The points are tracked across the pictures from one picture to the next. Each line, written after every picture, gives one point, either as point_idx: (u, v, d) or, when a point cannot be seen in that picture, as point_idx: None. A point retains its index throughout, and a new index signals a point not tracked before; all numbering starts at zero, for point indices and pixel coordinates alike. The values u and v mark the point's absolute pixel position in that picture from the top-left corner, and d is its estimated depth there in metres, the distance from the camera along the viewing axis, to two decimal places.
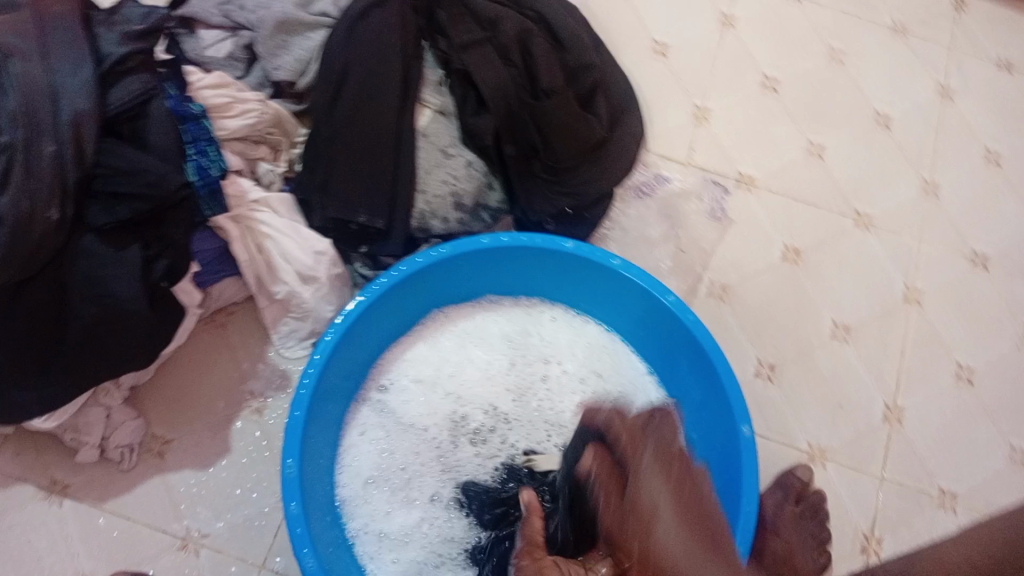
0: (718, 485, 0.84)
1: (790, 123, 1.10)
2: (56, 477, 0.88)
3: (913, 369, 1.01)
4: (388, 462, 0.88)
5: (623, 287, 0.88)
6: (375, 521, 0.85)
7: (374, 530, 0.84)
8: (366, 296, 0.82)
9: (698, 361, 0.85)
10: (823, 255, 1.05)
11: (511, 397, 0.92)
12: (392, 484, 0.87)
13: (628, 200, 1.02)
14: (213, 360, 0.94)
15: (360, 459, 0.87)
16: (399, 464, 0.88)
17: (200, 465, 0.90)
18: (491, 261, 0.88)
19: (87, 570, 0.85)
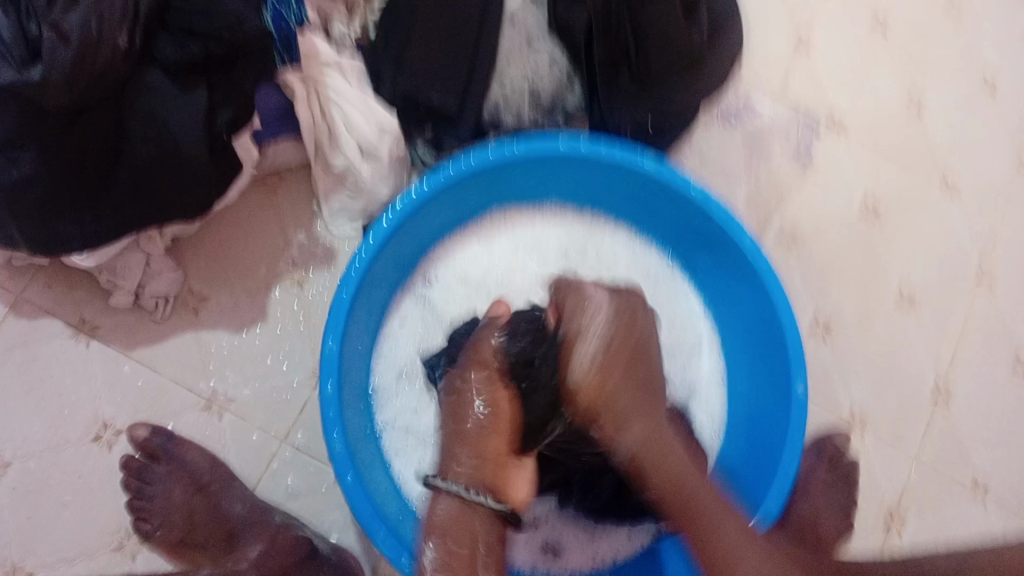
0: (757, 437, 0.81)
1: (894, 72, 1.02)
2: (86, 316, 0.86)
3: (971, 353, 0.98)
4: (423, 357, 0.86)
5: (697, 218, 0.82)
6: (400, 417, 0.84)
7: (399, 424, 0.84)
8: (429, 185, 0.77)
9: (764, 311, 0.80)
10: (902, 218, 0.99)
11: None
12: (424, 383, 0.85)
13: (713, 126, 0.96)
14: (259, 223, 0.90)
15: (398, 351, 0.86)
16: None
17: (235, 327, 0.88)
18: (562, 169, 0.83)
19: (107, 415, 0.84)
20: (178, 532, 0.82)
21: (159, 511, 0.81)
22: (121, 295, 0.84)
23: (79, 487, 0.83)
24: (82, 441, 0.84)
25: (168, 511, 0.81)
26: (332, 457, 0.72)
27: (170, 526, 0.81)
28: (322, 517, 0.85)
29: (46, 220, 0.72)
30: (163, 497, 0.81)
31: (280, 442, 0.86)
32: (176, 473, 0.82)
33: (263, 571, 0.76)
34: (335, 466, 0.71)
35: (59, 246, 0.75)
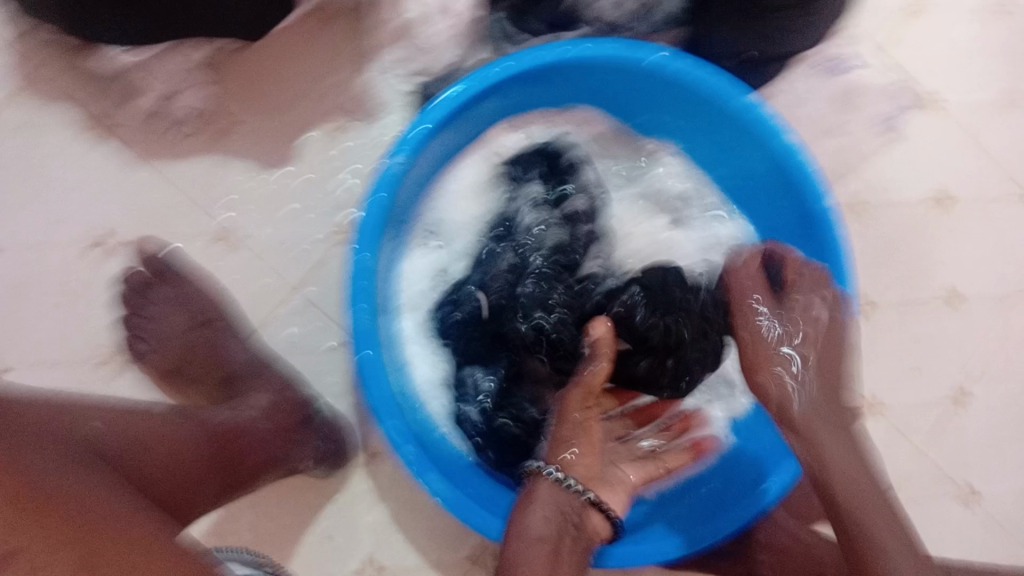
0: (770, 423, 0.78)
1: (1008, 58, 0.95)
2: (109, 112, 0.79)
3: (999, 362, 0.94)
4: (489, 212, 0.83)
5: (779, 174, 0.75)
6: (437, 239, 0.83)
7: (428, 235, 0.82)
8: (516, 62, 0.70)
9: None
10: (974, 213, 0.94)
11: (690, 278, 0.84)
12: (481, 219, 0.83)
13: (810, 71, 0.90)
14: (313, 55, 0.82)
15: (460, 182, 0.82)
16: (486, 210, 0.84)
17: (262, 160, 0.81)
18: (656, 81, 0.75)
19: (113, 222, 0.79)
20: (173, 360, 0.76)
21: (158, 335, 0.76)
22: (149, 95, 0.77)
23: (72, 290, 0.78)
24: (81, 244, 0.79)
25: (166, 337, 0.76)
26: (352, 327, 0.67)
27: (167, 352, 0.76)
28: (318, 379, 0.81)
29: (88, 1, 0.64)
30: (162, 323, 0.76)
31: (290, 293, 0.80)
32: (178, 300, 0.76)
33: (273, 421, 0.72)
34: (354, 338, 0.67)
35: (85, 32, 0.69)
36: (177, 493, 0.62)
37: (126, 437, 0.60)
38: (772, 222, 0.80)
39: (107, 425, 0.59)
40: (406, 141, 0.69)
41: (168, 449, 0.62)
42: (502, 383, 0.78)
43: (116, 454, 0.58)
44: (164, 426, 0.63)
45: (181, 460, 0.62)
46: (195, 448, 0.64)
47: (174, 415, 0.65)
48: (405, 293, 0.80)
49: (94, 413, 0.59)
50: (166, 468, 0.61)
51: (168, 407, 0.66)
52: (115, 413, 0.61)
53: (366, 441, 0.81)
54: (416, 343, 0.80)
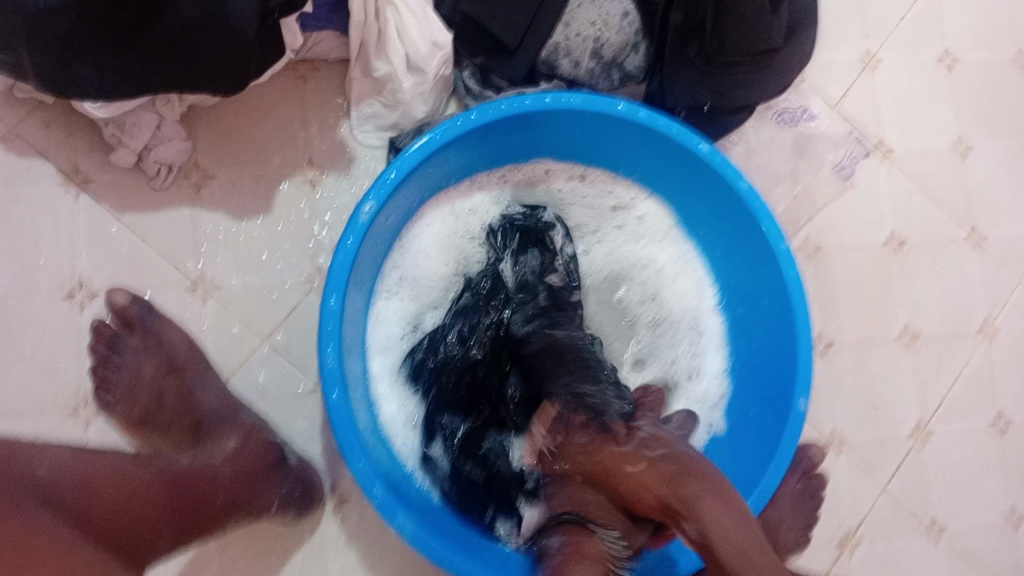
0: (733, 455, 0.81)
1: (951, 109, 1.00)
2: (82, 164, 0.81)
3: (956, 398, 0.96)
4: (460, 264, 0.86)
5: (737, 214, 0.78)
6: (412, 290, 0.84)
7: (403, 291, 0.83)
8: (478, 114, 0.73)
9: (780, 344, 0.77)
10: (924, 255, 0.98)
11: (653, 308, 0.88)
12: (459, 270, 0.85)
13: (765, 120, 0.95)
14: (282, 111, 0.85)
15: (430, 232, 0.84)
16: (457, 256, 0.86)
17: (233, 213, 0.83)
18: (616, 129, 0.78)
19: (83, 274, 0.80)
20: (140, 411, 0.76)
21: (124, 384, 0.76)
22: (126, 150, 0.78)
23: (41, 338, 0.79)
24: (52, 296, 0.79)
25: (133, 386, 0.76)
26: (321, 370, 0.68)
27: (133, 403, 0.76)
28: (289, 424, 0.82)
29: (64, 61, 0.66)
30: (132, 371, 0.76)
31: (260, 339, 0.82)
32: (151, 348, 0.77)
33: (235, 467, 0.72)
34: (322, 381, 0.68)
35: (74, 92, 0.69)
36: (135, 533, 0.61)
37: (78, 477, 0.59)
38: (727, 259, 0.84)
39: (53, 472, 0.58)
40: (376, 188, 0.71)
41: (122, 483, 0.62)
42: (469, 433, 0.80)
43: (63, 497, 0.58)
44: (120, 466, 0.63)
45: (140, 497, 0.62)
46: (155, 486, 0.64)
47: (130, 459, 0.65)
48: (378, 338, 0.81)
49: (40, 458, 0.59)
50: (116, 510, 0.60)
51: (125, 453, 0.66)
52: (72, 453, 0.61)
53: (336, 486, 0.81)
54: (389, 388, 0.81)
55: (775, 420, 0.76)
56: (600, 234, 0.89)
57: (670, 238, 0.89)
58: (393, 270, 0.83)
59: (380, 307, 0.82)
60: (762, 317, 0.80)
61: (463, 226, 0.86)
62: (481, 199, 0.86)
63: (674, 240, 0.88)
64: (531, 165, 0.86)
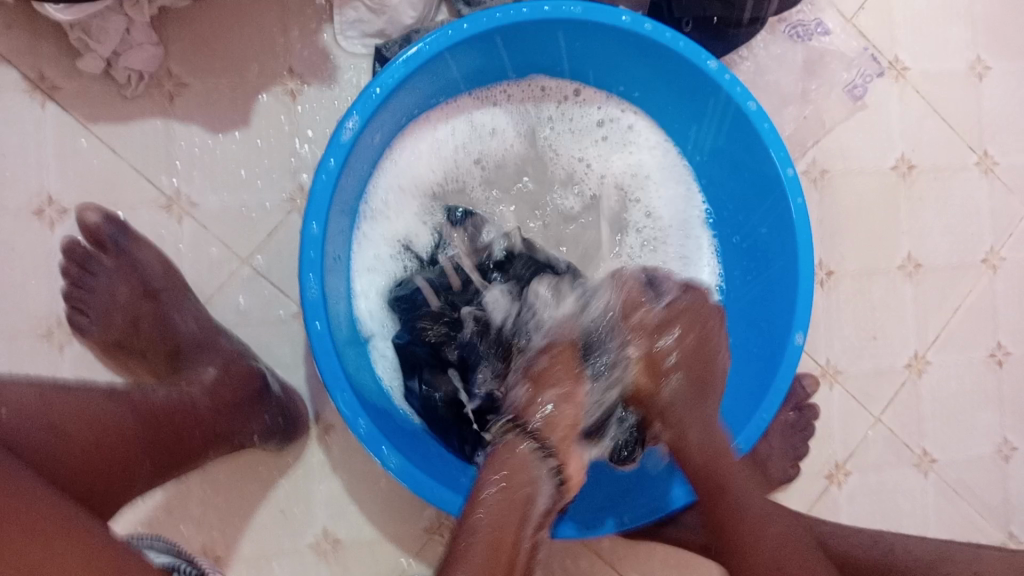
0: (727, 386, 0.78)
1: (972, 27, 0.94)
2: (47, 73, 0.75)
3: (955, 330, 0.94)
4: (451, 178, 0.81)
5: (742, 139, 0.74)
6: (401, 209, 0.80)
7: (387, 212, 0.79)
8: (469, 25, 0.68)
9: (783, 278, 0.74)
10: (931, 181, 0.94)
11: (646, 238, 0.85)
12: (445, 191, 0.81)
13: (777, 35, 0.89)
14: (261, 17, 0.79)
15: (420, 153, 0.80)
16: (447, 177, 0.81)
17: (211, 128, 0.78)
18: (617, 43, 0.73)
19: (52, 190, 0.76)
20: (117, 335, 0.74)
21: (97, 307, 0.74)
22: (93, 57, 0.73)
23: (13, 259, 0.75)
24: (21, 213, 0.75)
25: (108, 310, 0.74)
26: (302, 297, 0.65)
27: (109, 326, 0.74)
28: (270, 347, 0.79)
29: None
30: (106, 294, 0.74)
31: (240, 262, 0.78)
32: (124, 270, 0.74)
33: (215, 398, 0.70)
34: (303, 308, 0.65)
35: None
36: (110, 474, 0.60)
37: (47, 417, 0.58)
38: (727, 187, 0.80)
39: (19, 416, 0.56)
40: (360, 103, 0.66)
41: (98, 422, 0.60)
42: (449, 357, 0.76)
43: (29, 441, 0.56)
44: (95, 405, 0.61)
45: (115, 435, 0.61)
46: (128, 425, 0.62)
47: (103, 394, 0.62)
48: (365, 260, 0.78)
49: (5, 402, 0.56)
50: (85, 458, 0.59)
51: (97, 387, 0.63)
52: (38, 392, 0.59)
53: (320, 414, 0.79)
54: (372, 311, 0.78)
55: (771, 359, 0.73)
56: (583, 156, 0.84)
57: (670, 167, 0.84)
58: (378, 191, 0.78)
59: (365, 230, 0.77)
60: (762, 248, 0.77)
61: (455, 146, 0.81)
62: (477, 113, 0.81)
63: (671, 169, 0.84)
64: (527, 81, 0.81)
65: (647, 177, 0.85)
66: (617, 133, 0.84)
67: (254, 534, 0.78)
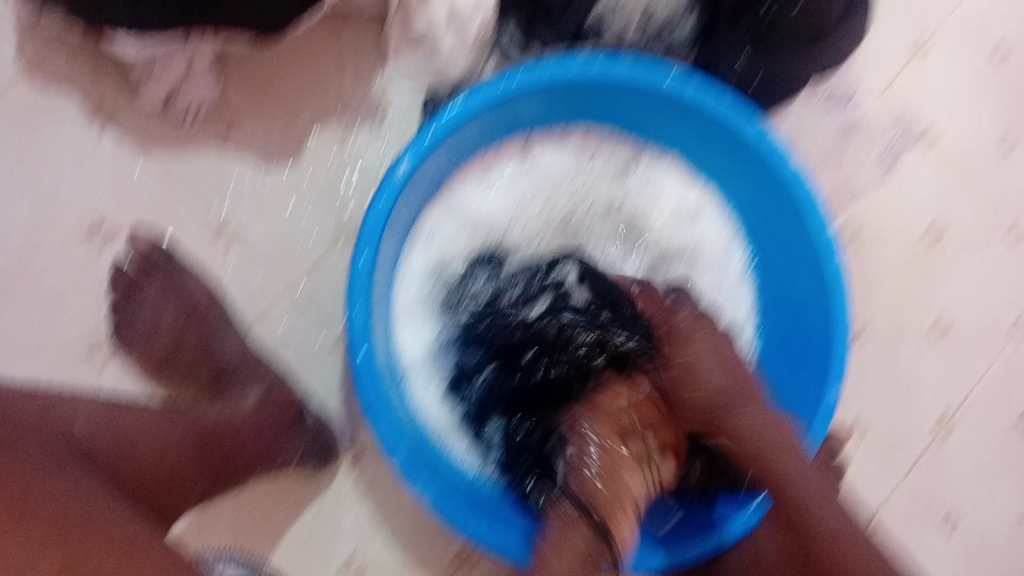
0: None
1: (1002, 98, 0.96)
2: (107, 101, 0.78)
3: (981, 397, 0.95)
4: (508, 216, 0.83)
5: (780, 198, 0.75)
6: (454, 245, 0.81)
7: (429, 249, 0.81)
8: (521, 77, 0.70)
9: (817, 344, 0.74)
10: (961, 249, 0.95)
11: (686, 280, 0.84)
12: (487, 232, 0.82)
13: (810, 98, 0.92)
14: (316, 58, 0.82)
15: (463, 195, 0.82)
16: (489, 218, 0.83)
17: (263, 163, 0.80)
18: (662, 100, 0.75)
19: (105, 214, 0.78)
20: (159, 358, 0.76)
21: (142, 331, 0.76)
22: (153, 90, 0.75)
23: (61, 278, 0.78)
24: (73, 234, 0.78)
25: (151, 334, 0.75)
26: (347, 330, 0.67)
27: (151, 349, 0.76)
28: (306, 378, 0.80)
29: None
30: (150, 318, 0.75)
31: (283, 293, 0.80)
32: (170, 296, 0.76)
33: (259, 420, 0.72)
34: (347, 341, 0.66)
35: (106, 19, 0.65)
36: (164, 484, 0.63)
37: (116, 430, 0.61)
38: (761, 241, 0.82)
39: (89, 424, 0.60)
40: (412, 145, 0.68)
41: (154, 435, 0.64)
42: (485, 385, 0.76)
43: (103, 453, 0.59)
44: (151, 421, 0.64)
45: (170, 454, 0.64)
46: (182, 444, 0.65)
47: (161, 415, 0.66)
48: (406, 295, 0.79)
49: (79, 411, 0.60)
50: (147, 468, 0.62)
51: (153, 407, 0.67)
52: (105, 409, 0.62)
53: (351, 449, 0.80)
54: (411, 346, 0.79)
55: (806, 410, 0.73)
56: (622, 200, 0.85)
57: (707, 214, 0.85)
58: (422, 228, 0.80)
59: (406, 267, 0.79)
60: (796, 301, 0.78)
61: (498, 191, 0.83)
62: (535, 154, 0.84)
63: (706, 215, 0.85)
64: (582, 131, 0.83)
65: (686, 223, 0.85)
66: (656, 180, 0.85)
67: (279, 563, 0.79)
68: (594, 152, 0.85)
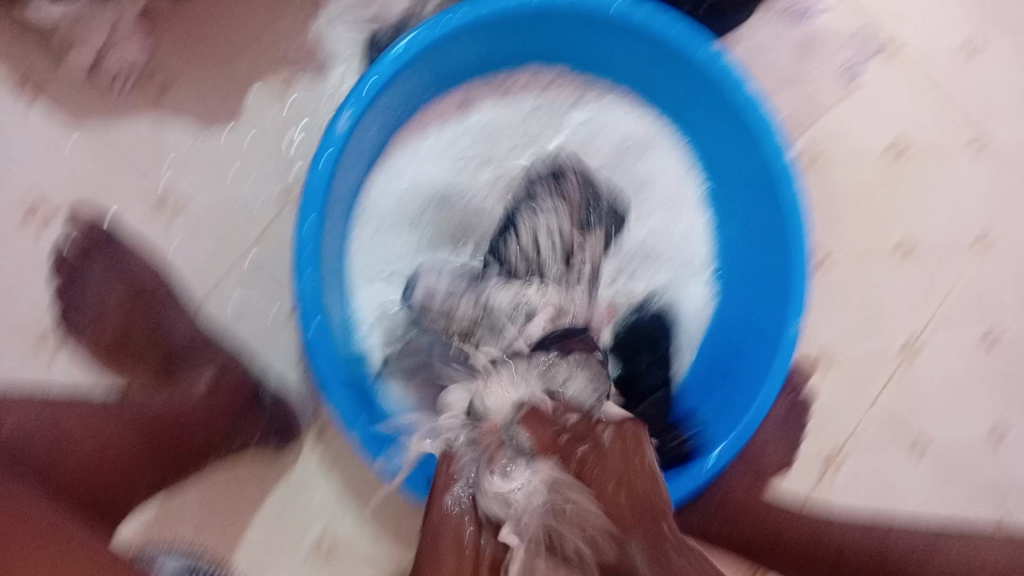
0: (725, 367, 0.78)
1: (966, 4, 0.93)
2: (35, 68, 0.75)
3: (952, 310, 0.94)
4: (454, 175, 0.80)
5: (738, 129, 0.73)
6: (400, 208, 0.79)
7: (378, 210, 0.79)
8: (463, 15, 0.67)
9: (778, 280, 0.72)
10: (927, 161, 0.93)
11: (637, 217, 0.83)
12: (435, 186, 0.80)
13: (769, 18, 0.90)
14: (251, 9, 0.78)
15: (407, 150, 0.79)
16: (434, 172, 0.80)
17: (204, 122, 0.77)
18: (611, 31, 0.72)
19: (44, 187, 0.75)
20: (109, 342, 0.75)
21: (88, 316, 0.75)
22: (80, 53, 0.72)
23: (3, 259, 0.75)
24: (13, 210, 0.75)
25: (99, 318, 0.75)
26: (297, 293, 0.65)
27: (101, 334, 0.75)
28: (268, 340, 0.78)
29: None
30: (98, 297, 0.75)
31: (234, 259, 0.78)
32: (114, 279, 0.75)
33: (212, 407, 0.74)
34: (299, 305, 0.65)
35: None
36: (108, 479, 0.67)
37: (52, 427, 0.65)
38: (718, 177, 0.80)
39: (29, 426, 0.65)
40: (353, 97, 0.65)
41: (92, 430, 0.67)
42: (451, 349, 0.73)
43: (34, 453, 0.64)
44: (90, 416, 0.68)
45: (111, 447, 0.67)
46: (122, 433, 0.68)
47: (99, 408, 0.69)
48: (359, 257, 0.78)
49: (15, 413, 0.65)
50: (85, 467, 0.66)
51: (94, 403, 0.70)
52: (39, 407, 0.66)
53: (318, 411, 0.78)
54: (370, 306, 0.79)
55: (767, 345, 0.72)
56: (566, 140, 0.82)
57: (657, 145, 0.82)
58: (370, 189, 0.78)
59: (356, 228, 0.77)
60: (754, 234, 0.76)
61: (443, 143, 0.80)
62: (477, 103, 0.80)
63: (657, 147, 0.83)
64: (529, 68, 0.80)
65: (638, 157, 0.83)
66: (603, 116, 0.82)
67: (257, 532, 0.77)
68: (538, 91, 0.82)
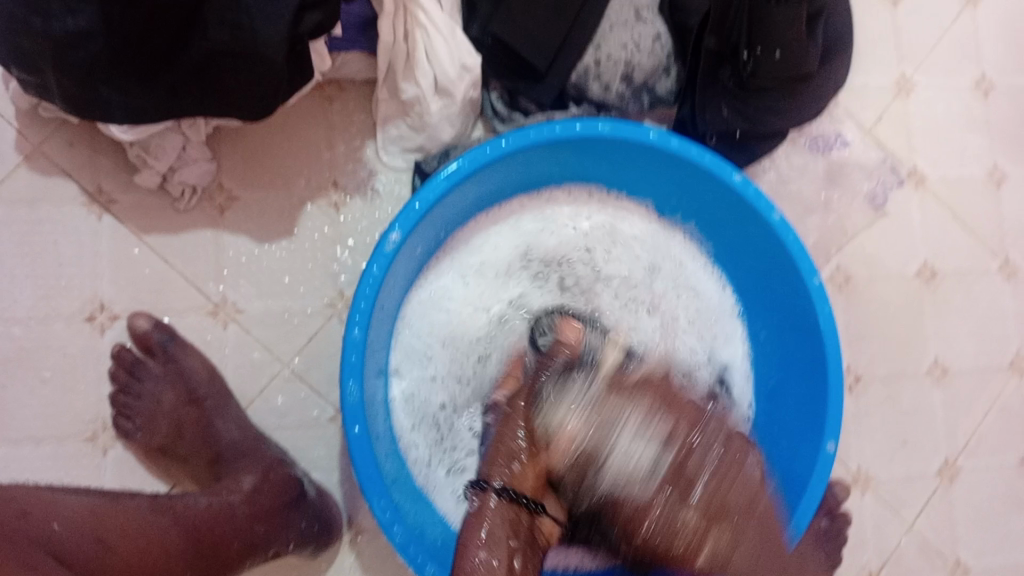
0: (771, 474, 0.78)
1: (986, 139, 0.98)
2: (104, 185, 0.80)
3: (984, 433, 0.95)
4: (494, 297, 0.83)
5: (769, 248, 0.76)
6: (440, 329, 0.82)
7: (421, 317, 0.81)
8: (510, 145, 0.72)
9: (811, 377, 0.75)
10: (956, 287, 0.96)
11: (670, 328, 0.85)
12: (475, 300, 0.83)
13: (798, 148, 0.93)
14: (308, 134, 0.83)
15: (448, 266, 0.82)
16: (473, 284, 0.83)
17: (260, 239, 0.82)
18: (646, 158, 0.77)
19: (105, 296, 0.79)
20: (159, 439, 0.77)
21: (143, 414, 0.77)
22: (149, 174, 0.77)
23: (62, 363, 0.78)
24: (74, 317, 0.79)
25: (153, 415, 0.77)
26: (343, 403, 0.67)
27: (152, 431, 0.77)
28: (305, 450, 0.81)
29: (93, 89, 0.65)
30: (151, 400, 0.76)
31: (280, 366, 0.81)
32: (170, 375, 0.77)
33: (255, 506, 0.72)
34: (343, 414, 0.67)
35: (100, 113, 0.68)
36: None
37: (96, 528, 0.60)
38: (750, 294, 0.84)
39: (69, 525, 0.59)
40: (402, 217, 0.69)
41: (139, 529, 0.62)
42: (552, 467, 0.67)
43: (81, 553, 0.58)
44: (138, 514, 0.63)
45: (159, 545, 0.63)
46: (173, 534, 0.64)
47: (148, 506, 0.65)
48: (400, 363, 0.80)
49: (54, 514, 0.59)
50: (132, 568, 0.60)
51: (142, 499, 0.66)
52: (85, 507, 0.61)
53: (352, 518, 0.81)
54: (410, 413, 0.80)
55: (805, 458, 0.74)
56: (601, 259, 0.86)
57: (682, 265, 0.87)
58: (416, 300, 0.81)
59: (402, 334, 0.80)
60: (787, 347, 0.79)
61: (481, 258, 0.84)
62: (519, 223, 0.85)
63: (685, 264, 0.87)
64: (567, 189, 0.85)
65: (671, 271, 0.86)
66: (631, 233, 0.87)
67: None
68: (575, 210, 0.86)
